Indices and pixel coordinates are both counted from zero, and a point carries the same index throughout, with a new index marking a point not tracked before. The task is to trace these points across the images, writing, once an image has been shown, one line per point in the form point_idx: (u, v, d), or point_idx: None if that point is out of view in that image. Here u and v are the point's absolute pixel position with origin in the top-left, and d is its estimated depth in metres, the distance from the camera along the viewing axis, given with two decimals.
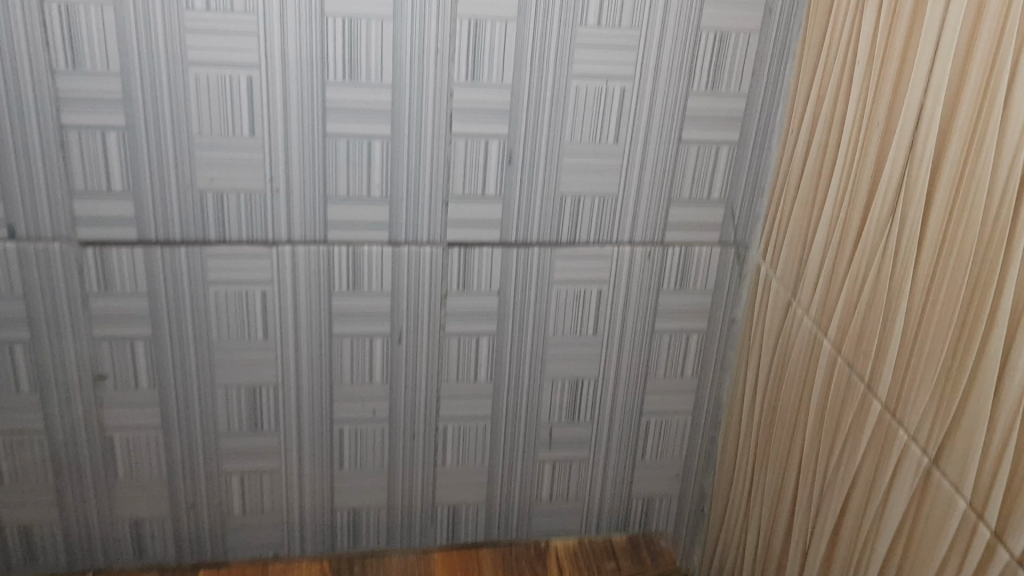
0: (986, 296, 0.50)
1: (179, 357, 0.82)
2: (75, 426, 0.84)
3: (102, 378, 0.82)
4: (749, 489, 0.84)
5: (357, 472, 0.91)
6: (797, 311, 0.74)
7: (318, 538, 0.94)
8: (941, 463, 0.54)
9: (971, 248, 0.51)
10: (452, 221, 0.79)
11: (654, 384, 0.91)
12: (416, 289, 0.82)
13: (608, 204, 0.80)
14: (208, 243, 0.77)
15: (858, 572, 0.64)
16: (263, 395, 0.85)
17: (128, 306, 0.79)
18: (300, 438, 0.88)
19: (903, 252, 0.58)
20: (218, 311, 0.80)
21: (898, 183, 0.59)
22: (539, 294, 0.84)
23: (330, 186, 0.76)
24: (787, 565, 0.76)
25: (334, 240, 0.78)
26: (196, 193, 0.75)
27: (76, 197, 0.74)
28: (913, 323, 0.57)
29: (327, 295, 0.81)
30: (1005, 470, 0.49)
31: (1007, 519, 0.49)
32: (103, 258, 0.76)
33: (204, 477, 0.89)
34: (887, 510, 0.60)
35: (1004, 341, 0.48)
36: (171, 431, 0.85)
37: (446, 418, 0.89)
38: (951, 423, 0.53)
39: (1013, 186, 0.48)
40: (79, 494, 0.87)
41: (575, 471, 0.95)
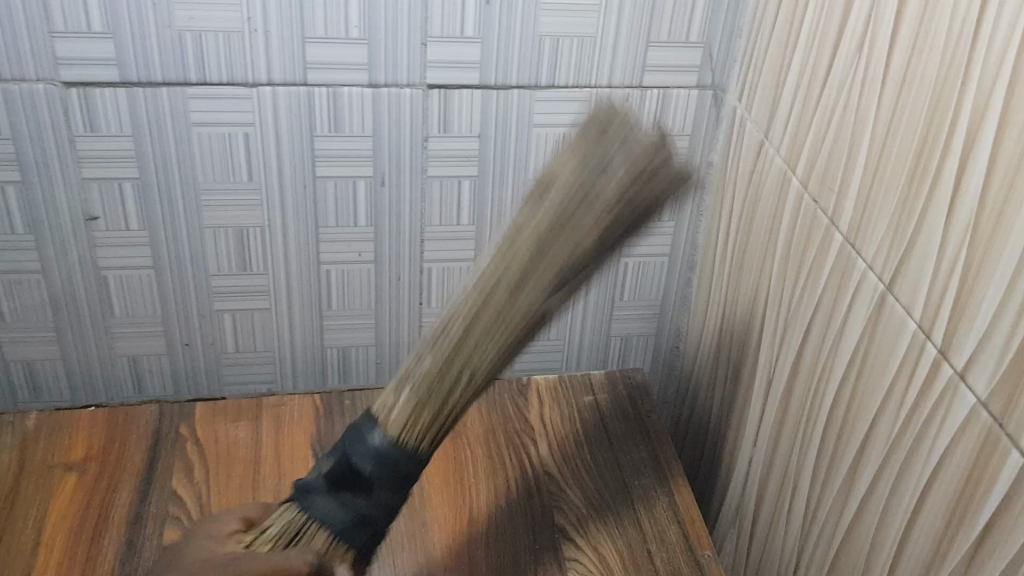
0: (942, 127, 0.53)
1: (167, 199, 0.84)
2: (70, 266, 0.86)
3: (93, 219, 0.84)
4: (721, 325, 0.88)
5: (344, 312, 0.94)
6: (769, 152, 0.75)
7: (310, 373, 0.99)
8: (895, 289, 0.58)
9: (931, 77, 0.54)
10: (431, 63, 0.80)
11: (632, 227, 0.93)
12: (397, 131, 0.83)
13: (586, 46, 0.81)
14: (190, 84, 0.78)
15: (817, 394, 0.68)
16: (250, 236, 0.87)
17: (114, 147, 0.80)
18: (289, 277, 0.91)
19: (868, 85, 0.60)
20: (204, 153, 0.82)
21: (867, 18, 0.60)
22: (520, 138, 0.85)
23: (309, 27, 0.76)
24: (754, 393, 0.80)
25: (315, 81, 0.79)
26: (176, 35, 0.75)
27: (57, 37, 0.74)
28: (874, 157, 0.60)
29: (310, 136, 0.82)
30: (952, 291, 0.52)
31: (951, 339, 0.52)
32: (87, 99, 0.77)
33: (197, 315, 0.92)
34: (845, 334, 0.64)
35: (959, 162, 0.51)
36: (163, 271, 0.88)
37: (430, 260, 0.92)
38: (907, 246, 0.56)
39: (972, 15, 0.50)
40: (78, 331, 0.91)
41: (556, 311, 0.99)
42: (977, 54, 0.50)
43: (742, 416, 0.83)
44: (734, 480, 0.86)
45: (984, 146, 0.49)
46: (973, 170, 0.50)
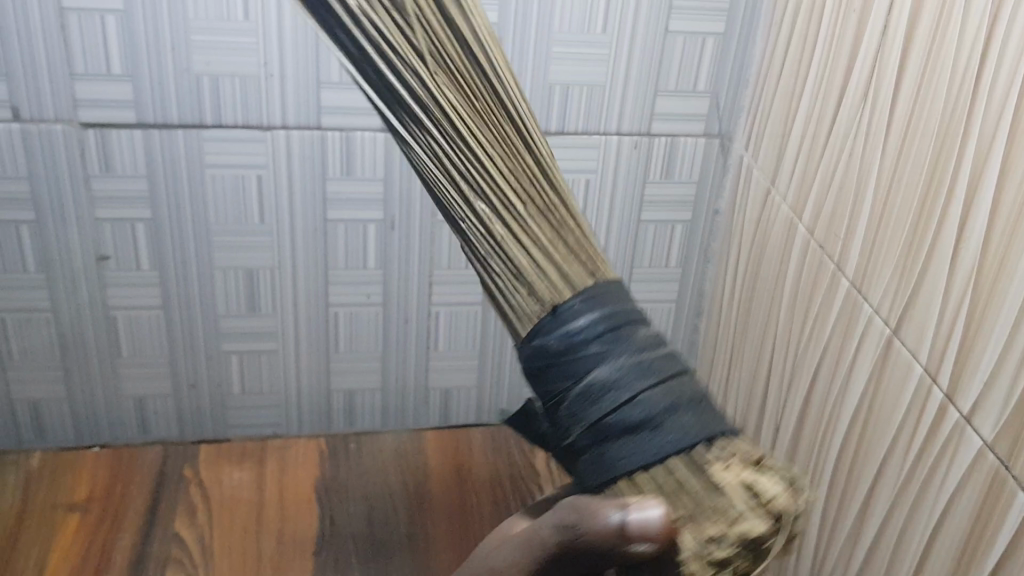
0: (945, 173, 0.53)
1: (178, 239, 0.85)
2: (80, 305, 0.87)
3: (105, 259, 0.85)
4: (728, 371, 0.88)
5: (351, 354, 0.95)
6: (776, 199, 0.76)
7: (315, 417, 0.98)
8: (901, 333, 0.58)
9: (933, 125, 0.54)
10: None
11: (640, 273, 0.94)
12: (408, 176, 0.84)
13: (596, 94, 0.82)
14: (205, 126, 0.79)
15: (825, 440, 0.68)
16: (260, 279, 0.88)
17: (128, 188, 0.81)
18: (297, 319, 0.91)
19: (873, 132, 0.61)
20: (216, 195, 0.83)
21: (871, 68, 0.62)
22: None
23: (323, 72, 0.78)
24: (761, 439, 0.80)
25: (328, 126, 0.80)
26: (194, 78, 0.76)
27: (77, 79, 0.75)
28: (879, 204, 0.60)
29: (322, 180, 0.83)
30: (957, 335, 0.53)
31: (957, 384, 0.53)
32: (104, 140, 0.78)
33: (204, 355, 0.92)
34: (852, 381, 0.64)
35: (962, 210, 0.52)
36: (172, 311, 0.89)
37: (438, 304, 0.93)
38: (912, 292, 0.57)
39: (974, 64, 0.51)
40: (85, 371, 0.91)
41: None
42: (979, 103, 0.50)
43: None
44: None
45: (986, 193, 0.50)
46: (976, 216, 0.51)
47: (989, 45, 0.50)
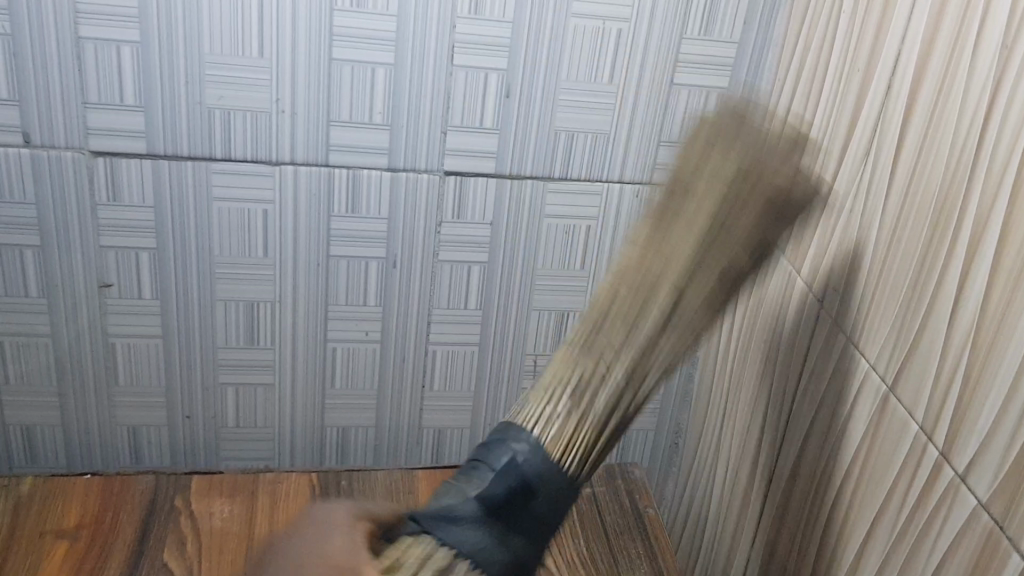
0: (946, 232, 0.54)
1: (181, 270, 0.85)
2: (79, 330, 0.87)
3: (107, 286, 0.85)
4: (721, 420, 0.89)
5: (347, 391, 0.95)
6: (774, 252, 0.77)
7: (308, 451, 0.98)
8: (897, 391, 0.59)
9: (934, 185, 0.56)
10: (449, 151, 0.82)
11: None
12: (412, 215, 0.85)
13: (599, 141, 0.83)
14: (214, 159, 0.80)
15: (817, 495, 0.69)
16: (260, 311, 0.89)
17: (134, 217, 0.82)
18: (295, 353, 0.92)
19: (874, 190, 0.62)
20: (221, 227, 0.83)
21: (873, 127, 0.63)
22: (530, 225, 0.87)
23: (334, 111, 0.79)
24: (753, 491, 0.81)
25: (335, 163, 0.81)
26: (206, 111, 0.78)
27: (90, 108, 0.77)
28: (878, 260, 0.61)
29: (327, 217, 0.84)
30: (954, 392, 0.53)
31: (953, 441, 0.53)
32: (112, 168, 0.79)
33: (200, 387, 0.92)
34: (846, 438, 0.65)
35: (962, 270, 0.53)
36: (171, 341, 0.89)
37: (435, 342, 0.93)
38: (910, 348, 0.58)
39: (976, 128, 0.52)
40: (80, 397, 0.91)
41: None
42: (981, 165, 0.52)
43: (741, 512, 0.84)
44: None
45: (986, 255, 0.51)
46: (976, 276, 0.52)
47: (991, 110, 0.51)
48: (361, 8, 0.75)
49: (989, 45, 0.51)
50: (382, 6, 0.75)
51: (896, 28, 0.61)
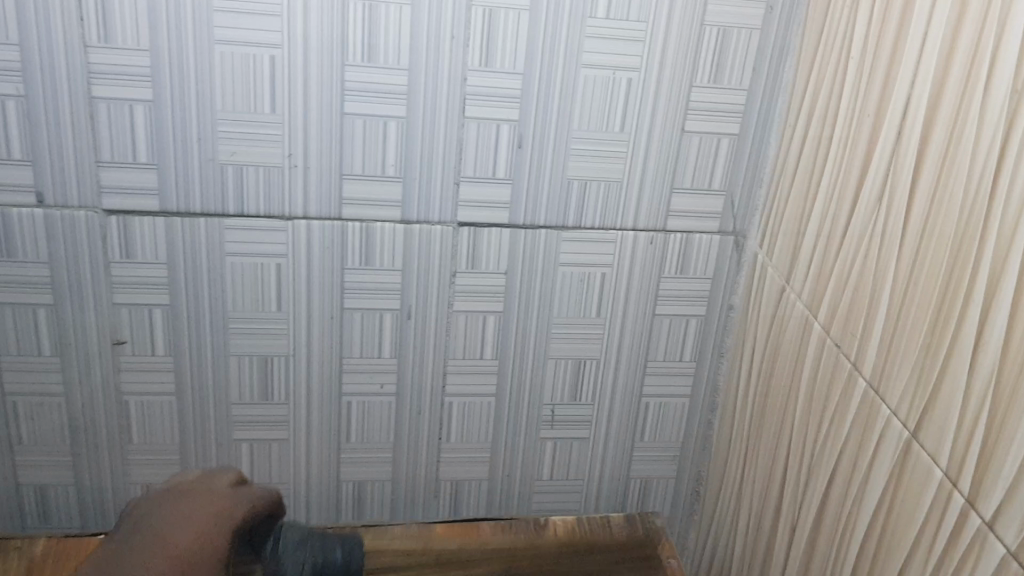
0: (963, 278, 0.53)
1: (194, 327, 0.85)
2: (94, 391, 0.87)
3: (120, 344, 0.85)
4: (742, 468, 0.88)
5: (363, 445, 0.94)
6: (791, 296, 0.77)
7: (323, 507, 0.97)
8: (920, 436, 0.58)
9: (949, 230, 0.55)
10: (462, 202, 0.82)
11: (653, 367, 0.94)
12: (426, 266, 0.85)
13: (613, 190, 0.83)
14: (226, 215, 0.80)
15: (842, 543, 0.68)
16: (273, 365, 0.88)
17: (148, 274, 0.82)
18: (309, 410, 0.91)
19: (889, 233, 0.62)
20: (234, 282, 0.83)
21: (885, 171, 0.63)
22: (545, 274, 0.87)
23: (345, 164, 0.79)
24: (777, 539, 0.80)
25: (348, 216, 0.81)
26: (218, 168, 0.78)
27: (103, 167, 0.77)
28: (895, 306, 0.60)
29: (340, 269, 0.84)
30: (978, 439, 0.52)
31: (979, 488, 0.52)
32: (125, 227, 0.80)
33: (215, 444, 0.92)
34: (870, 483, 0.64)
35: (980, 315, 0.52)
36: (184, 398, 0.89)
37: (451, 393, 0.92)
38: (930, 395, 0.57)
39: (990, 172, 0.51)
40: (95, 457, 0.90)
41: (576, 450, 0.98)
42: (995, 211, 0.51)
43: (765, 560, 0.82)
44: None
45: (1003, 300, 0.50)
46: (994, 321, 0.51)
47: (1004, 156, 0.50)
48: (372, 63, 0.75)
49: (1000, 90, 0.51)
50: (393, 61, 0.75)
51: (906, 73, 0.61)
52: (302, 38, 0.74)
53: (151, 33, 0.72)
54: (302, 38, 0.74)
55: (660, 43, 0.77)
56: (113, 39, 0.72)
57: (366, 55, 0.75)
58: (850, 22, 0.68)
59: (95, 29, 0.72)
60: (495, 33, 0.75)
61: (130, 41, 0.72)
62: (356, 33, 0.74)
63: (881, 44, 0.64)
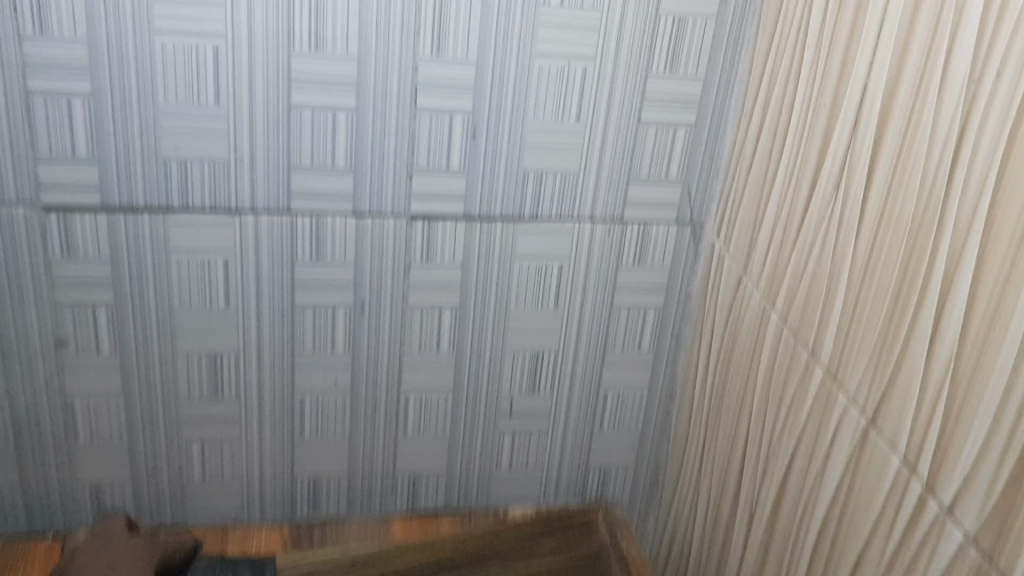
0: (920, 268, 0.53)
1: (140, 324, 0.83)
2: (37, 393, 0.84)
3: (64, 343, 0.82)
4: (701, 458, 0.88)
5: (318, 442, 0.92)
6: (749, 287, 0.76)
7: (277, 505, 0.95)
8: (877, 423, 0.57)
9: (906, 218, 0.54)
10: (415, 194, 0.80)
11: (611, 358, 0.93)
12: (379, 260, 0.83)
13: (569, 181, 0.82)
14: (171, 210, 0.77)
15: (800, 531, 0.67)
16: (223, 363, 0.86)
17: (91, 272, 0.79)
18: (261, 408, 0.89)
19: (846, 222, 0.61)
20: (180, 278, 0.81)
21: (842, 160, 0.62)
22: (502, 266, 0.85)
23: (294, 157, 0.77)
24: (734, 529, 0.79)
25: (298, 209, 0.79)
26: (161, 162, 0.75)
27: (41, 162, 0.74)
28: (852, 294, 0.60)
29: (290, 264, 0.82)
30: (935, 428, 0.52)
31: (937, 474, 0.52)
32: (66, 223, 0.77)
33: (164, 444, 0.89)
34: (827, 473, 0.63)
35: (937, 303, 0.51)
36: (131, 397, 0.86)
37: (407, 387, 0.91)
38: (888, 384, 0.56)
39: (948, 161, 0.51)
40: (39, 460, 0.88)
41: (534, 442, 0.97)
42: (953, 199, 0.50)
43: (724, 549, 0.82)
44: None
45: (961, 290, 0.50)
46: (951, 311, 0.50)
47: (961, 146, 0.50)
48: (320, 53, 0.73)
49: (957, 78, 0.50)
50: (341, 50, 0.73)
51: (862, 62, 0.60)
52: (247, 27, 0.71)
53: (88, 23, 0.69)
54: (246, 27, 0.71)
55: (615, 31, 0.76)
56: (48, 29, 0.69)
57: (313, 45, 0.73)
58: (806, 10, 0.68)
59: (29, 19, 0.69)
60: (446, 21, 0.73)
61: (67, 31, 0.69)
62: (303, 22, 0.72)
63: (837, 33, 0.63)
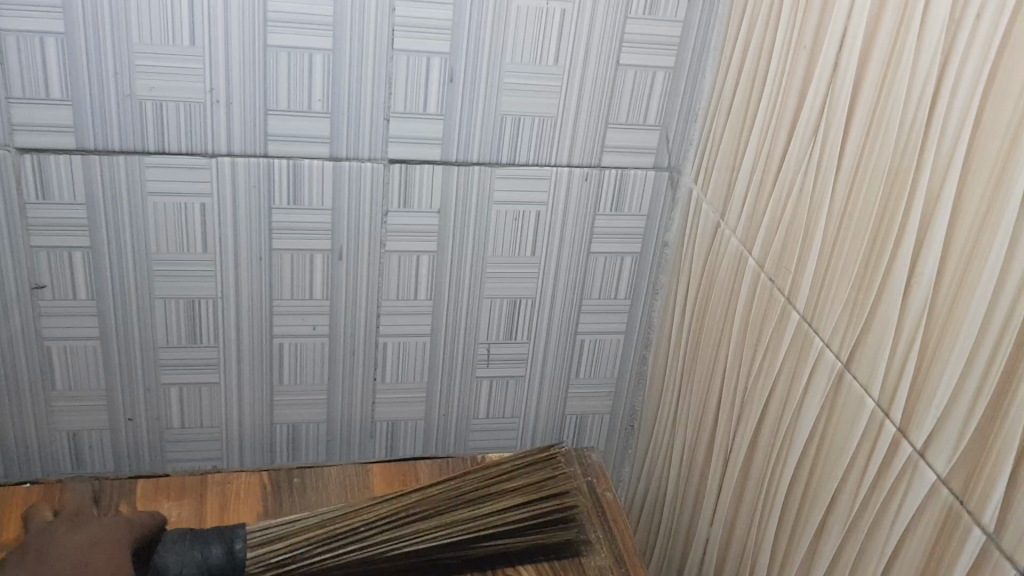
0: (897, 211, 0.54)
1: (117, 269, 0.82)
2: (13, 337, 0.84)
3: (40, 288, 0.82)
4: (676, 404, 0.89)
5: (297, 387, 0.92)
6: (726, 232, 0.77)
7: (257, 450, 0.96)
8: (854, 367, 0.58)
9: (885, 163, 0.55)
10: (392, 138, 0.80)
11: (589, 305, 0.94)
12: (357, 205, 0.83)
13: (546, 125, 0.82)
14: (147, 152, 0.77)
15: (774, 472, 0.69)
16: (201, 308, 0.86)
17: (66, 215, 0.79)
18: (240, 353, 0.89)
19: (824, 167, 0.62)
20: (157, 222, 0.80)
21: (821, 104, 0.62)
22: (479, 212, 0.86)
23: (270, 99, 0.76)
24: (710, 472, 0.81)
25: (274, 153, 0.79)
26: (136, 103, 0.75)
27: (13, 103, 0.73)
28: (830, 240, 0.61)
29: (267, 208, 0.81)
30: (910, 369, 0.53)
31: (910, 417, 0.53)
32: (40, 166, 0.76)
33: (143, 388, 0.89)
34: (802, 415, 0.64)
35: (913, 246, 0.52)
36: (109, 342, 0.86)
37: (385, 333, 0.91)
38: (863, 327, 0.57)
39: (927, 104, 0.51)
40: (17, 405, 0.88)
41: (511, 389, 0.98)
42: (931, 141, 0.51)
43: (699, 491, 0.83)
44: (691, 554, 0.86)
45: (938, 232, 0.50)
46: (927, 253, 0.51)
47: (939, 89, 0.50)
48: None
49: (937, 20, 0.51)
50: None
51: (842, 5, 0.60)
52: None
53: None
54: None
55: None
56: None
57: None
58: None
59: None
60: None
61: None
62: None
63: None
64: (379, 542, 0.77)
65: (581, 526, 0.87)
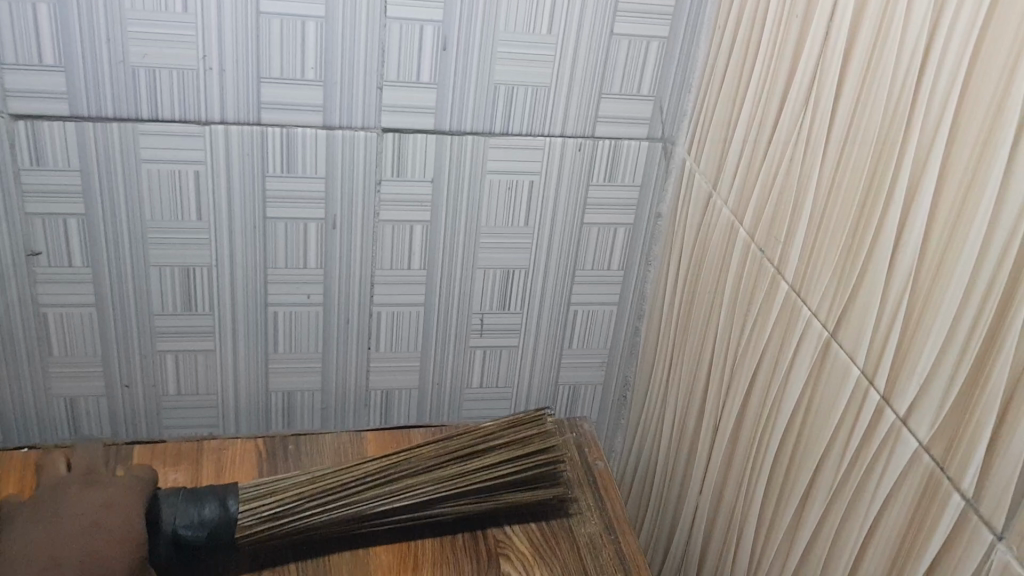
0: (884, 180, 0.54)
1: (112, 236, 0.83)
2: (9, 304, 0.84)
3: (36, 255, 0.82)
4: (668, 374, 0.90)
5: (291, 355, 0.93)
6: (718, 203, 0.77)
7: (252, 418, 0.97)
8: (840, 337, 0.59)
9: (872, 133, 0.55)
10: (386, 107, 0.80)
11: (582, 275, 0.94)
12: (350, 174, 0.83)
13: (540, 95, 0.82)
14: (140, 120, 0.77)
15: (762, 441, 0.70)
16: (196, 276, 0.86)
17: (60, 183, 0.79)
18: (234, 321, 0.90)
19: (814, 137, 0.62)
20: (151, 190, 0.81)
21: (812, 75, 0.62)
22: (473, 182, 0.86)
23: (263, 67, 0.76)
24: (700, 440, 0.82)
25: (268, 121, 0.79)
26: (130, 71, 0.75)
27: (7, 69, 0.73)
28: (818, 210, 0.61)
29: (261, 177, 0.82)
30: (894, 337, 0.53)
31: (893, 384, 0.53)
32: (34, 133, 0.76)
33: (138, 355, 0.90)
34: (790, 384, 0.65)
35: (899, 216, 0.53)
36: (104, 309, 0.87)
37: (379, 303, 0.92)
38: (850, 296, 0.58)
39: (914, 74, 0.52)
40: (14, 371, 0.88)
41: (505, 358, 0.99)
42: (918, 111, 0.51)
43: (689, 460, 0.84)
44: (681, 521, 0.87)
45: (923, 200, 0.51)
46: (913, 220, 0.51)
47: (926, 59, 0.51)
48: None
49: None
50: None
51: None
52: None
53: None
54: None
55: None
56: None
57: None
58: None
59: None
60: None
61: None
62: None
63: None
64: (369, 501, 0.78)
65: (571, 495, 0.87)
